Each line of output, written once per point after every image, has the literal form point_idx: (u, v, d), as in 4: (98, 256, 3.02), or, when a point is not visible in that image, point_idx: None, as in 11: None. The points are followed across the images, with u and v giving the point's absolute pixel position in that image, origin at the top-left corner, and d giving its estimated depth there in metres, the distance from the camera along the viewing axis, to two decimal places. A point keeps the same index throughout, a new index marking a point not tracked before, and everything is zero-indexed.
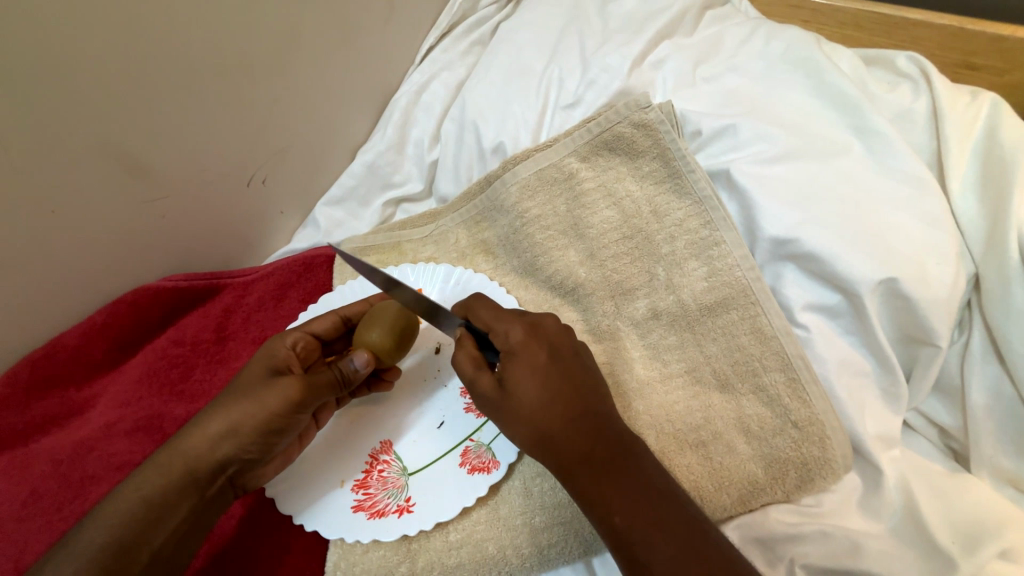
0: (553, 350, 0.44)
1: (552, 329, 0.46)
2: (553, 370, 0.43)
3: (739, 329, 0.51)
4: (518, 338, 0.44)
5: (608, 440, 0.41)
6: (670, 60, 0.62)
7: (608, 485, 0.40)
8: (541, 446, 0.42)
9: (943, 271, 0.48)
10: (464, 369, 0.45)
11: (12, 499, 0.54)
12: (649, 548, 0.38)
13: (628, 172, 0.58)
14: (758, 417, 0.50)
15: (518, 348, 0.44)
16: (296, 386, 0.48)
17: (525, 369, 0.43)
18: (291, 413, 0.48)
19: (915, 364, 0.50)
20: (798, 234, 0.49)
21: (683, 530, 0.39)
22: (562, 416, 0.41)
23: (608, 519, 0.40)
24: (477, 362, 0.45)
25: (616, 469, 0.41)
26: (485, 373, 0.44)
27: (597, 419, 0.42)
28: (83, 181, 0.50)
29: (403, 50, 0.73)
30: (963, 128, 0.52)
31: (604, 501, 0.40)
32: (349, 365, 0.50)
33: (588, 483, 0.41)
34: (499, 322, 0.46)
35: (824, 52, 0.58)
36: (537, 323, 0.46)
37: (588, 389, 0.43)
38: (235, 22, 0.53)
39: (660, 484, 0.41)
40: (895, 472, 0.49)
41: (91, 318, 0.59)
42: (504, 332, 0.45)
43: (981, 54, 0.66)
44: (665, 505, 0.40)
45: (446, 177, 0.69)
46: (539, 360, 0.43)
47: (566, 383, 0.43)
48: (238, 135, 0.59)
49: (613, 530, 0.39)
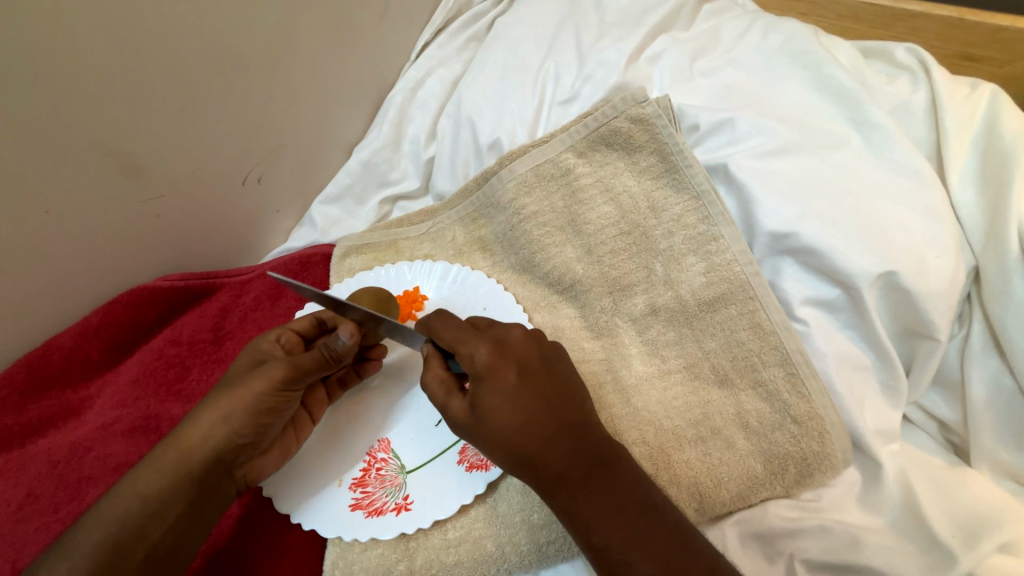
0: (522, 368, 0.43)
1: (520, 343, 0.45)
2: (523, 390, 0.42)
3: (738, 324, 0.51)
4: (483, 362, 0.43)
5: (586, 456, 0.41)
6: (667, 54, 0.61)
7: (585, 505, 0.40)
8: (517, 468, 0.42)
9: (942, 264, 0.47)
10: (435, 395, 0.45)
11: (9, 500, 0.53)
12: (628, 566, 0.38)
13: (625, 167, 0.57)
14: (758, 413, 0.49)
15: (484, 371, 0.43)
16: (282, 366, 0.49)
17: (495, 396, 0.42)
18: (280, 392, 0.49)
19: (915, 357, 0.50)
20: (796, 228, 0.49)
21: (660, 543, 0.38)
22: (537, 436, 0.41)
23: (587, 537, 0.40)
24: (446, 385, 0.45)
25: (592, 483, 0.40)
26: (455, 398, 0.44)
27: (571, 434, 0.42)
28: (75, 180, 0.50)
29: (399, 47, 0.73)
30: (962, 119, 0.52)
31: (583, 518, 0.40)
32: (336, 340, 0.50)
33: (568, 499, 0.40)
34: (463, 343, 0.45)
35: (823, 44, 0.57)
36: (503, 340, 0.45)
37: (559, 403, 0.43)
38: (224, 18, 0.53)
39: (639, 493, 0.41)
40: (895, 466, 0.48)
41: (87, 318, 0.58)
42: (469, 356, 0.44)
43: (979, 44, 0.65)
44: (642, 521, 0.39)
45: (442, 175, 0.69)
46: (508, 382, 0.42)
47: (536, 403, 0.42)
48: (231, 135, 0.59)
49: (593, 550, 0.39)
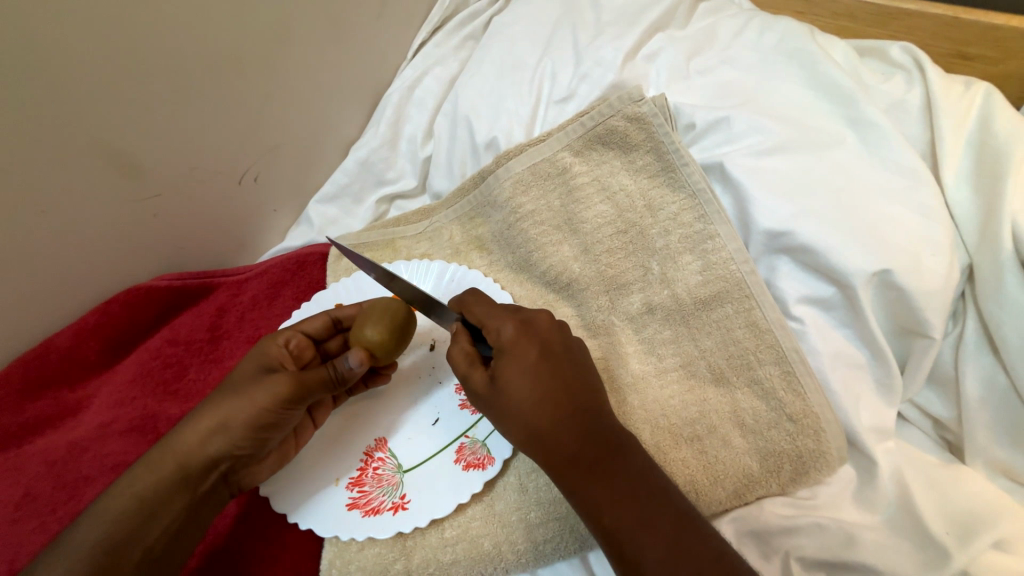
0: (544, 349, 0.44)
1: (544, 325, 0.45)
2: (544, 368, 0.43)
3: (734, 323, 0.51)
4: (509, 335, 0.44)
5: (598, 440, 0.41)
6: (663, 52, 0.61)
7: (597, 486, 0.40)
8: (533, 444, 0.42)
9: (937, 263, 0.47)
10: (457, 365, 0.45)
11: (6, 500, 0.53)
12: (638, 547, 0.38)
13: (622, 166, 0.58)
14: (753, 411, 0.49)
15: (509, 344, 0.43)
16: (285, 382, 0.48)
17: (516, 368, 0.42)
18: (280, 410, 0.48)
19: (909, 355, 0.50)
20: (792, 227, 0.49)
21: (670, 525, 0.39)
22: (554, 414, 0.41)
23: (598, 517, 0.40)
24: (471, 357, 0.45)
25: (605, 466, 0.41)
26: (477, 370, 0.44)
27: (585, 417, 0.42)
28: (71, 180, 0.50)
29: (395, 45, 0.73)
30: (957, 117, 0.52)
31: (595, 500, 0.40)
32: (343, 364, 0.49)
33: (581, 482, 0.41)
34: (492, 318, 0.46)
35: (819, 43, 0.58)
36: (528, 320, 0.45)
37: (577, 385, 0.43)
38: (221, 17, 0.53)
39: (650, 477, 0.41)
40: (890, 464, 0.48)
41: (83, 318, 0.58)
42: (496, 329, 0.45)
43: (974, 43, 0.65)
44: (653, 504, 0.40)
45: (439, 174, 0.69)
46: (530, 358, 0.43)
47: (555, 383, 0.42)
48: (228, 133, 0.59)
49: (603, 530, 0.40)
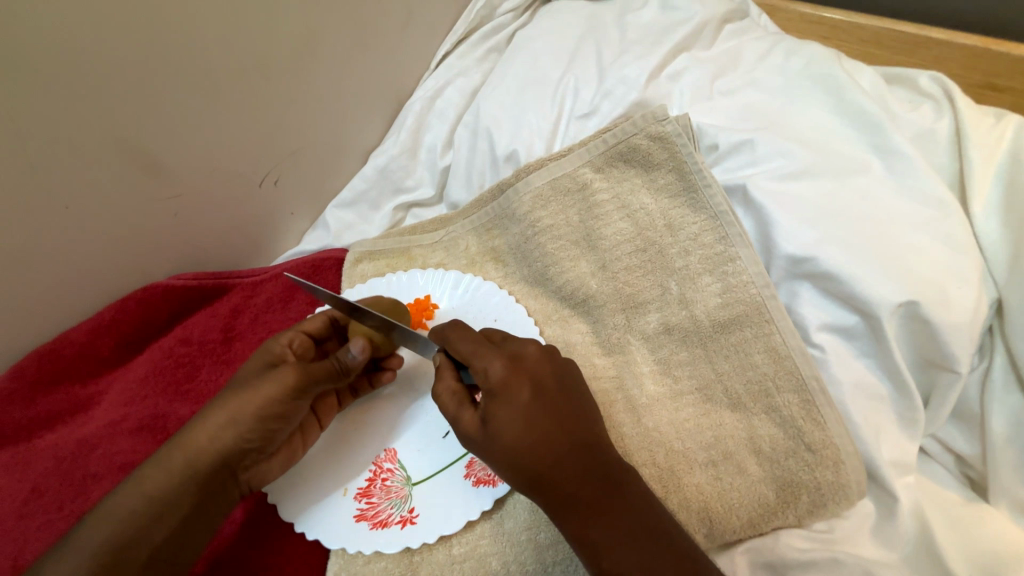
0: (538, 386, 0.43)
1: (534, 360, 0.45)
2: (538, 407, 0.42)
3: (754, 347, 0.50)
4: (497, 376, 0.43)
5: (602, 477, 0.41)
6: (687, 73, 0.61)
7: (597, 528, 0.40)
8: (529, 485, 0.41)
9: (964, 295, 0.47)
10: (446, 407, 0.45)
11: (13, 495, 0.53)
12: None
13: (643, 184, 0.57)
14: (771, 438, 0.49)
15: (499, 386, 0.42)
16: (293, 371, 0.49)
17: (506, 411, 0.41)
18: (290, 399, 0.48)
19: (933, 389, 0.49)
20: (816, 253, 0.48)
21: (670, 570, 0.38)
22: (551, 454, 0.41)
23: (598, 562, 0.40)
24: (459, 397, 0.45)
25: (606, 505, 0.40)
26: (467, 411, 0.44)
27: (585, 452, 0.41)
28: (93, 178, 0.50)
29: (419, 56, 0.74)
30: (986, 150, 0.52)
31: (595, 542, 0.40)
32: (348, 353, 0.51)
33: (580, 524, 0.40)
34: (477, 356, 0.44)
35: (845, 69, 0.57)
36: (517, 355, 0.45)
37: (573, 421, 0.42)
38: (247, 21, 0.53)
39: (651, 519, 0.40)
40: (910, 500, 0.47)
41: (100, 314, 0.58)
42: (484, 369, 0.43)
43: (1003, 74, 0.65)
44: (651, 544, 0.39)
45: (457, 184, 0.68)
46: (522, 399, 0.42)
47: (550, 421, 0.41)
48: (250, 137, 0.59)
49: (603, 574, 0.39)
